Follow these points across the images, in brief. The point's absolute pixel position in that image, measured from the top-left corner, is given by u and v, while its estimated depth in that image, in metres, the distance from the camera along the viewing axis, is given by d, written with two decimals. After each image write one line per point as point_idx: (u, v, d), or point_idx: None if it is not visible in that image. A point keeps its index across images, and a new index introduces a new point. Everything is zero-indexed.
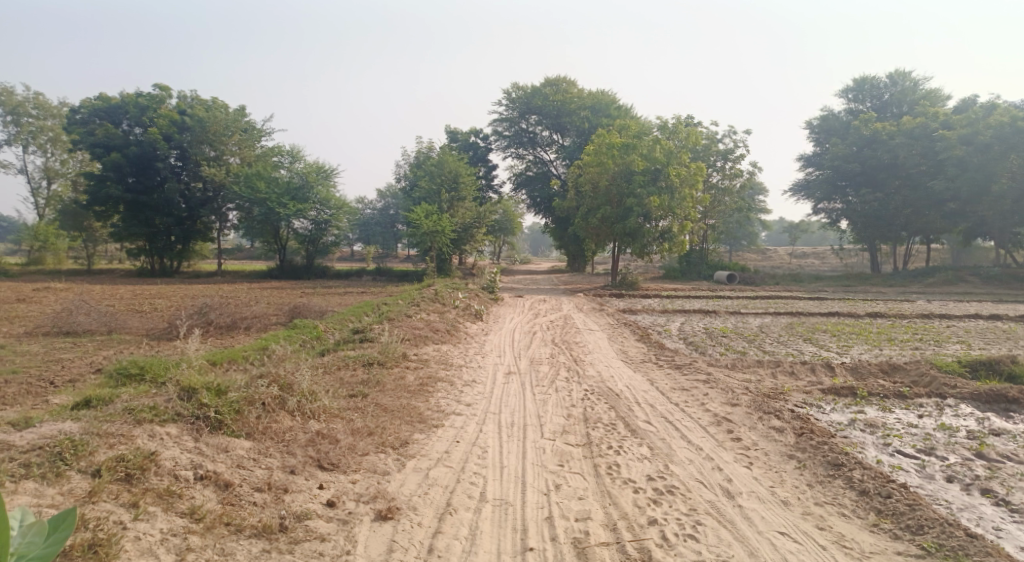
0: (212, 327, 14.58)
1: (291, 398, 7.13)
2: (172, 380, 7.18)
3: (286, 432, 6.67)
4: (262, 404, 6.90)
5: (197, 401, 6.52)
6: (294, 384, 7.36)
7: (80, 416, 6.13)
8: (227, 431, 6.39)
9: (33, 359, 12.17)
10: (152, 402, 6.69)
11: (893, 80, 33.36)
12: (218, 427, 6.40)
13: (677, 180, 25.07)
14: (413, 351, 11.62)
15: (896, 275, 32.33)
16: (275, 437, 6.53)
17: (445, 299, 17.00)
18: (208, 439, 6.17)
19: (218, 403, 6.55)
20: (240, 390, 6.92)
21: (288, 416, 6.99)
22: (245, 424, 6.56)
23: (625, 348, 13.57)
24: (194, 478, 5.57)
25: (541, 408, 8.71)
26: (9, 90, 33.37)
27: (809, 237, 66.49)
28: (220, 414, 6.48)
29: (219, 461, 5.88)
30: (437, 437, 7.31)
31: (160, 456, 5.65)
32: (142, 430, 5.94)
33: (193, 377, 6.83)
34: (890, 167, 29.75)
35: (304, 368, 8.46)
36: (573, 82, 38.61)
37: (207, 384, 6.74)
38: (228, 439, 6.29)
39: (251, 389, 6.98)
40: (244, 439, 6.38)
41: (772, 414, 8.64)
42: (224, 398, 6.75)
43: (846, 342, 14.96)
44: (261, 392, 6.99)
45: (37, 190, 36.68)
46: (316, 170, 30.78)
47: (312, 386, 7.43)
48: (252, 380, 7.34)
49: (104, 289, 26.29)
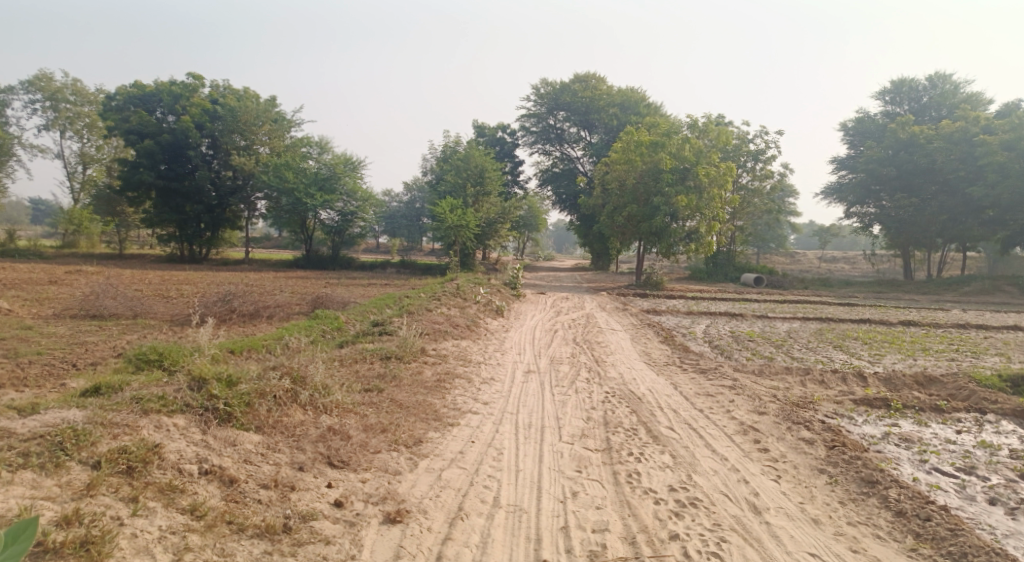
0: (235, 314, 14.54)
1: (304, 392, 6.98)
2: (184, 369, 7.06)
3: (297, 426, 6.51)
4: (274, 396, 6.75)
5: (207, 393, 6.38)
6: (307, 377, 7.19)
7: (88, 404, 6.04)
8: (236, 424, 6.25)
9: (59, 341, 12.22)
10: (162, 392, 6.58)
11: (932, 83, 32.47)
12: (227, 420, 6.26)
13: (706, 180, 24.61)
14: (433, 346, 11.44)
15: (931, 283, 31.49)
16: (286, 431, 6.38)
17: (467, 294, 16.82)
18: (216, 432, 6.04)
19: (228, 394, 6.42)
20: (252, 382, 6.78)
21: (300, 410, 6.83)
22: (256, 417, 6.42)
23: (648, 350, 13.25)
24: (198, 473, 5.43)
25: (561, 409, 8.47)
26: (48, 76, 33.92)
27: (840, 241, 65.40)
28: (229, 406, 6.34)
29: (226, 455, 5.74)
30: (452, 437, 7.11)
31: (165, 448, 5.54)
32: (148, 421, 5.83)
33: (205, 367, 6.71)
34: (927, 172, 28.88)
35: (319, 361, 8.30)
36: (603, 78, 38.19)
37: (217, 375, 6.60)
38: (237, 432, 6.15)
39: (262, 381, 6.83)
40: (253, 432, 6.24)
41: (802, 424, 8.30)
42: (235, 390, 6.60)
43: (878, 350, 14.49)
44: (273, 385, 6.84)
45: (73, 174, 37.26)
46: (343, 161, 30.86)
47: (326, 379, 7.26)
48: (265, 372, 7.18)
49: (134, 273, 26.58)
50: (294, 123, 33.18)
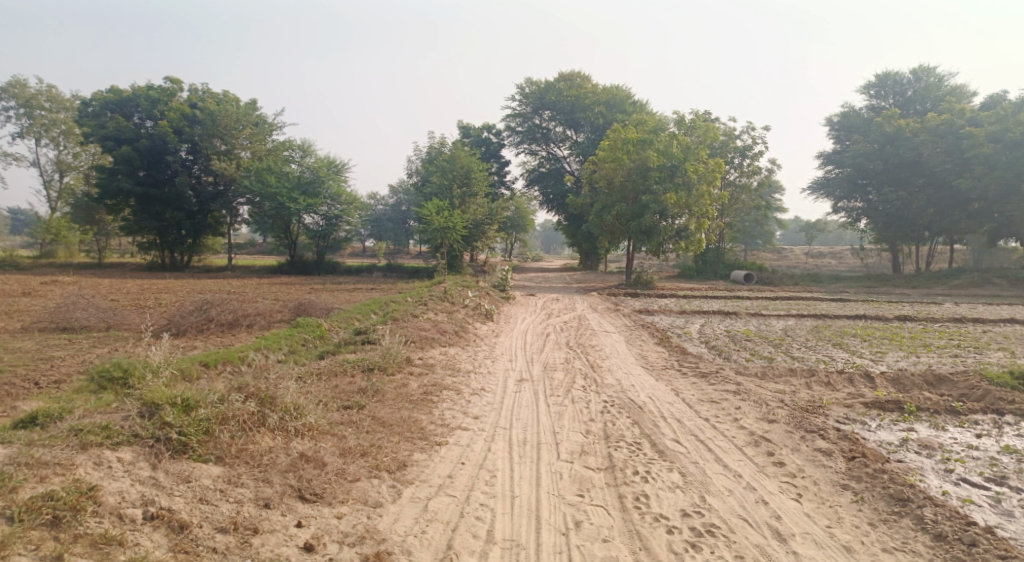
0: (213, 324, 13.78)
1: (272, 415, 6.31)
2: (138, 392, 6.40)
3: (264, 455, 5.85)
4: (238, 421, 6.11)
5: (159, 420, 5.74)
6: (276, 398, 6.51)
7: (18, 438, 5.40)
8: (192, 456, 5.61)
9: (22, 358, 11.43)
10: (109, 420, 5.94)
11: (917, 76, 32.18)
12: (182, 451, 5.62)
13: (695, 177, 24.10)
14: (418, 355, 10.77)
15: (921, 276, 31.23)
16: (251, 460, 5.74)
17: (454, 298, 16.13)
18: (169, 466, 5.41)
19: (184, 421, 5.78)
20: (213, 405, 6.13)
21: (268, 435, 6.18)
22: (216, 446, 5.80)
23: (645, 353, 12.64)
24: (143, 519, 4.83)
25: (557, 422, 7.83)
26: (22, 83, 32.95)
27: (826, 236, 65.64)
28: (184, 436, 5.71)
29: (177, 495, 5.12)
30: (440, 459, 6.47)
31: (102, 491, 4.93)
32: (87, 458, 5.21)
33: (160, 390, 6.07)
34: (915, 165, 28.52)
35: (292, 378, 7.61)
36: (588, 76, 37.61)
37: (172, 399, 5.94)
38: (193, 466, 5.51)
39: (225, 404, 6.16)
40: (212, 464, 5.60)
41: (817, 433, 7.70)
42: (192, 415, 5.95)
43: (880, 348, 13.97)
44: (236, 408, 6.18)
45: (50, 182, 36.18)
46: (327, 164, 30.10)
47: (298, 399, 6.58)
48: (229, 392, 6.50)
49: (112, 283, 25.70)
50: (276, 127, 32.39)
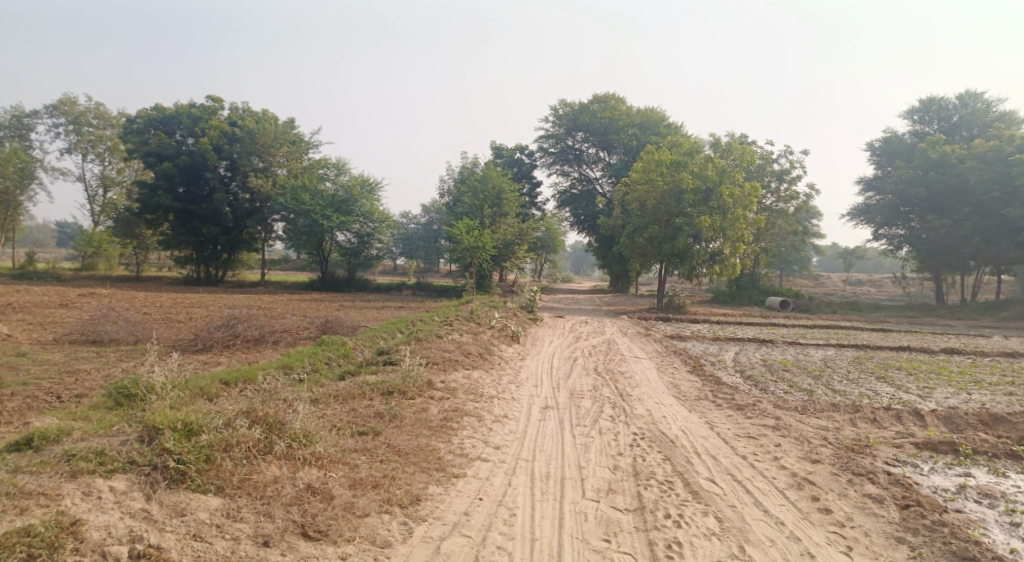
0: (239, 340, 13.62)
1: (279, 442, 6.01)
2: (141, 412, 6.18)
3: (268, 485, 5.57)
4: (242, 448, 5.82)
5: (157, 445, 5.50)
6: (286, 423, 6.20)
7: (8, 462, 5.24)
8: (190, 486, 5.36)
9: (50, 369, 11.36)
10: (107, 443, 5.74)
11: (962, 101, 31.21)
12: (180, 480, 5.38)
13: (730, 201, 23.46)
14: (441, 377, 10.42)
15: (966, 307, 30.05)
16: (253, 491, 5.47)
17: (482, 319, 15.79)
18: (164, 498, 5.18)
19: (184, 448, 5.51)
20: (217, 430, 5.86)
21: (274, 463, 5.88)
22: (217, 475, 5.54)
23: (677, 382, 12.10)
24: (128, 558, 4.64)
25: (583, 455, 7.39)
26: (71, 100, 33.80)
27: (865, 264, 64.07)
28: (184, 463, 5.46)
29: (169, 531, 4.89)
30: (456, 493, 6.10)
31: (86, 525, 4.73)
32: (75, 488, 5.02)
33: (162, 412, 5.82)
34: (960, 193, 27.45)
35: (304, 402, 7.28)
36: (622, 99, 37.29)
37: (174, 423, 5.70)
38: (190, 497, 5.26)
39: (229, 430, 5.88)
40: (211, 495, 5.35)
41: (866, 476, 7.13)
42: (194, 441, 5.70)
43: (927, 383, 13.21)
44: (241, 434, 5.88)
45: (94, 197, 36.92)
46: (360, 183, 30.21)
47: (308, 425, 6.27)
48: (236, 414, 6.20)
49: (147, 296, 25.96)
50: (313, 145, 32.66)
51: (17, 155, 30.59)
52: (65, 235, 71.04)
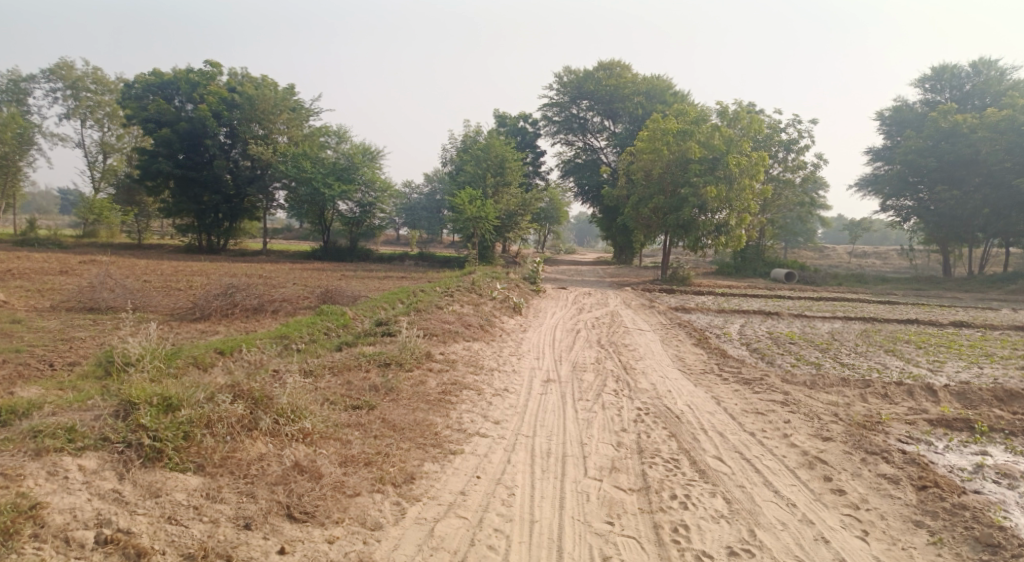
0: (237, 309, 13.33)
1: (265, 418, 5.76)
2: (119, 387, 5.92)
3: (253, 463, 5.34)
4: (224, 425, 5.58)
5: (133, 422, 5.26)
6: (272, 398, 5.94)
7: None
8: (168, 465, 5.12)
9: (43, 337, 11.09)
10: (80, 419, 5.48)
11: (976, 69, 30.43)
12: (156, 458, 5.13)
13: (737, 170, 22.89)
14: (440, 350, 10.12)
15: (973, 280, 29.63)
16: (236, 470, 5.25)
17: (483, 289, 15.47)
18: (138, 478, 4.94)
19: (160, 424, 5.26)
20: (198, 406, 5.61)
21: (259, 441, 5.64)
22: (198, 453, 5.30)
23: (682, 355, 11.80)
24: (95, 544, 4.40)
25: (585, 431, 7.11)
26: (68, 64, 33.13)
27: (870, 235, 63.65)
28: (161, 440, 5.21)
29: (140, 514, 4.65)
30: (453, 471, 5.86)
31: (48, 509, 4.49)
32: (40, 467, 4.78)
33: (139, 387, 5.57)
34: (971, 163, 26.84)
35: (295, 377, 7.00)
36: (628, 66, 36.45)
37: (151, 397, 5.44)
38: (166, 477, 5.02)
39: (211, 405, 5.63)
40: (190, 475, 5.12)
41: (881, 455, 6.83)
42: (173, 416, 5.45)
43: (937, 356, 12.90)
44: (223, 410, 5.63)
45: (94, 163, 36.45)
46: (362, 151, 29.69)
47: (296, 401, 6.01)
48: (220, 388, 5.94)
49: (147, 263, 25.66)
50: (314, 112, 32.07)
51: (15, 120, 30.07)
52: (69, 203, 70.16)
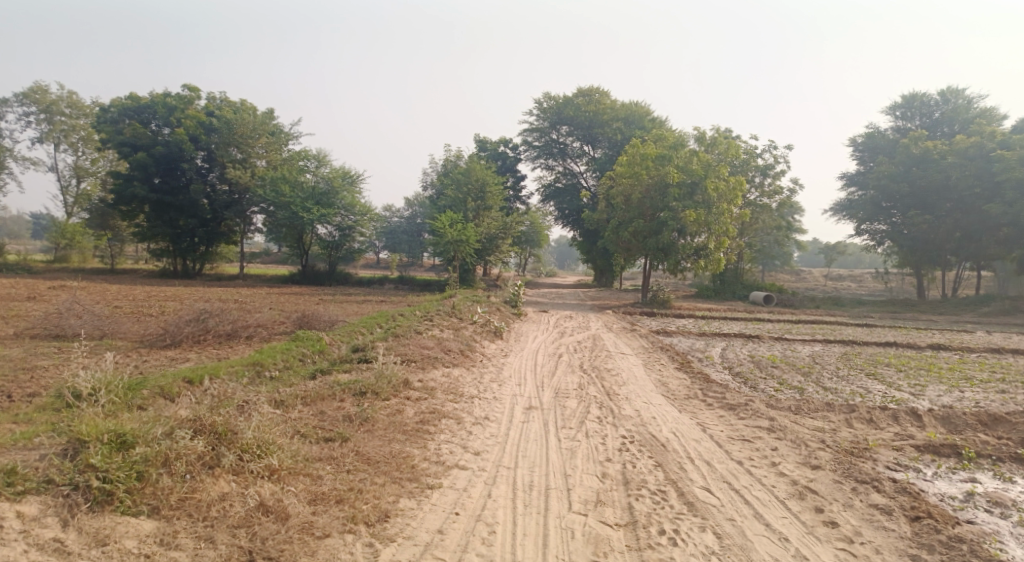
0: (210, 335, 12.92)
1: (227, 454, 5.51)
2: (71, 421, 5.64)
3: (214, 504, 5.12)
4: (183, 462, 5.33)
5: (83, 462, 5.00)
6: (236, 433, 5.67)
7: None
8: (119, 508, 4.90)
9: (5, 366, 10.62)
10: (26, 459, 5.22)
11: (945, 97, 30.98)
12: (106, 501, 4.91)
13: (715, 195, 22.99)
14: (418, 376, 9.82)
15: (948, 302, 29.93)
16: (195, 512, 5.03)
17: (463, 314, 15.21)
18: (85, 524, 4.74)
19: (111, 464, 5.02)
20: (155, 441, 5.36)
21: (222, 479, 5.40)
22: (153, 494, 5.08)
23: (665, 380, 11.59)
24: None
25: (569, 462, 6.85)
26: (43, 88, 32.63)
27: (845, 259, 64.45)
28: (112, 482, 4.97)
29: None
30: (430, 507, 5.60)
31: None
32: None
33: (92, 423, 5.32)
34: (943, 188, 27.19)
35: (263, 408, 6.68)
36: (607, 92, 36.69)
37: (104, 434, 5.18)
38: (116, 523, 4.81)
39: (169, 442, 5.36)
40: (144, 518, 4.91)
41: (871, 483, 6.66)
42: (126, 454, 5.19)
43: (918, 380, 12.81)
44: (182, 447, 5.37)
45: (68, 187, 35.76)
46: (341, 175, 29.43)
47: (262, 434, 5.73)
48: (179, 421, 5.65)
49: (120, 289, 25.11)
50: (293, 136, 31.83)
51: None
52: (42, 227, 68.56)
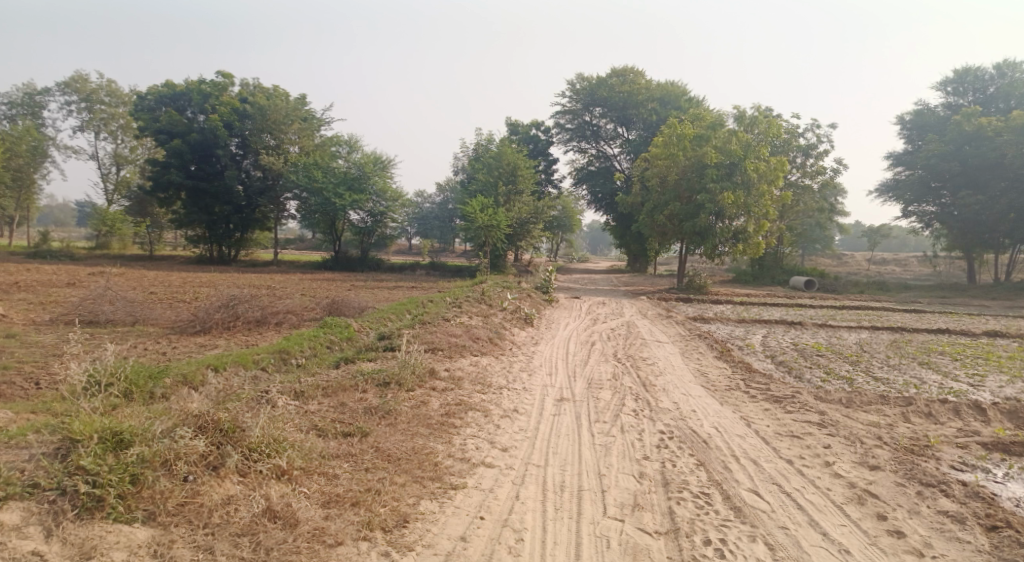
0: (239, 322, 12.65)
1: (232, 455, 5.25)
2: (67, 416, 5.39)
3: (216, 510, 4.88)
4: (182, 465, 5.09)
5: (74, 463, 4.78)
6: (243, 431, 5.41)
7: None
8: (111, 516, 4.66)
9: (37, 352, 10.47)
10: (17, 459, 4.98)
11: (1000, 71, 29.36)
12: (97, 507, 4.67)
13: (755, 176, 22.02)
14: (445, 366, 9.41)
15: (1000, 287, 28.53)
16: (194, 519, 4.80)
17: (493, 300, 14.76)
18: (71, 534, 4.49)
19: (103, 466, 4.78)
20: (154, 441, 5.11)
21: (226, 481, 5.14)
22: (150, 498, 4.84)
23: (704, 369, 11.00)
24: None
25: (603, 460, 6.37)
26: (83, 77, 33.18)
27: (887, 243, 62.40)
28: (104, 486, 4.73)
29: None
30: (452, 511, 5.27)
31: None
32: None
33: (86, 419, 5.08)
34: (996, 167, 25.82)
35: (276, 405, 6.35)
36: (641, 72, 35.74)
37: (97, 433, 4.94)
38: (106, 531, 4.57)
39: (168, 442, 5.11)
40: (138, 526, 4.67)
41: (937, 486, 6.07)
42: (121, 454, 4.95)
43: (976, 370, 11.96)
44: (181, 447, 5.12)
45: (108, 175, 36.15)
46: (373, 160, 29.12)
47: (269, 433, 5.46)
48: (181, 417, 5.39)
49: (157, 275, 25.24)
50: (325, 122, 31.63)
51: (31, 132, 29.75)
52: (84, 214, 69.13)
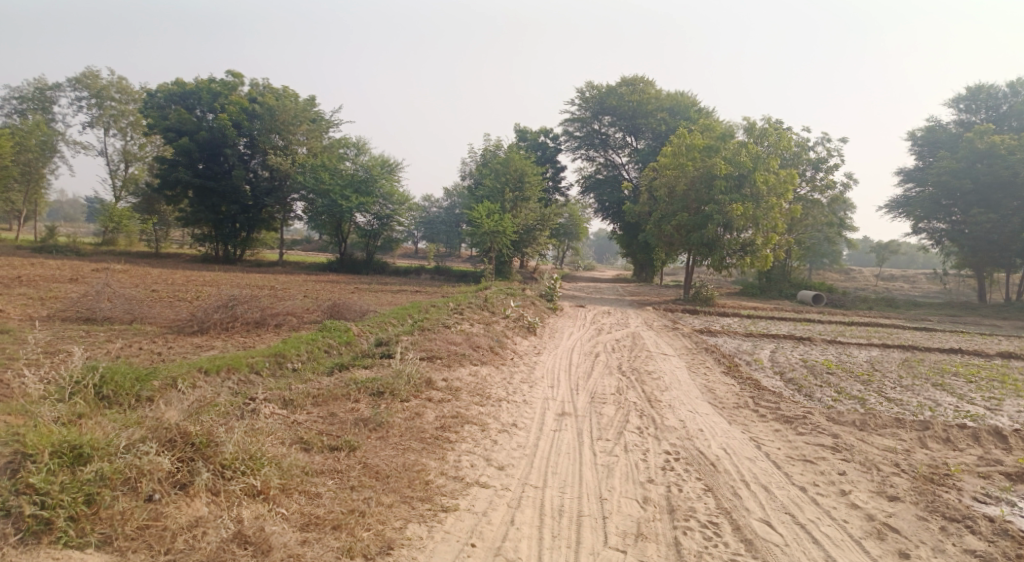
0: (238, 323, 12.32)
1: (201, 472, 4.97)
2: (28, 425, 5.12)
3: (179, 533, 4.60)
4: (144, 483, 4.81)
5: (24, 480, 4.51)
6: (216, 445, 5.14)
7: None
8: (60, 539, 4.38)
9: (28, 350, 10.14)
10: None
11: (1014, 89, 28.95)
12: (45, 530, 4.40)
13: (765, 188, 21.63)
14: (443, 376, 9.05)
15: (1011, 307, 27.99)
16: (155, 543, 4.51)
17: (496, 307, 14.39)
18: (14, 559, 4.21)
19: (55, 485, 4.52)
20: (116, 455, 4.85)
21: (195, 500, 4.85)
22: (108, 521, 4.56)
23: (711, 385, 10.59)
24: None
25: (605, 482, 6.02)
26: (94, 73, 33.07)
27: (895, 259, 61.90)
28: (54, 507, 4.46)
29: None
30: (441, 536, 4.94)
31: None
32: None
33: (44, 431, 4.83)
34: (1010, 186, 25.35)
35: (255, 417, 6.03)
36: (651, 82, 35.44)
37: (52, 447, 4.69)
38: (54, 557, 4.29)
39: (131, 457, 4.84)
40: (91, 551, 4.39)
41: (963, 521, 5.69)
42: (78, 470, 4.68)
43: (992, 393, 11.53)
44: (143, 464, 4.84)
45: (117, 172, 35.98)
46: (380, 163, 28.86)
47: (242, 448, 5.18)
48: (150, 430, 5.11)
49: (160, 273, 25.00)
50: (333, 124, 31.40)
51: (40, 127, 29.56)
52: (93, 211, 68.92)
